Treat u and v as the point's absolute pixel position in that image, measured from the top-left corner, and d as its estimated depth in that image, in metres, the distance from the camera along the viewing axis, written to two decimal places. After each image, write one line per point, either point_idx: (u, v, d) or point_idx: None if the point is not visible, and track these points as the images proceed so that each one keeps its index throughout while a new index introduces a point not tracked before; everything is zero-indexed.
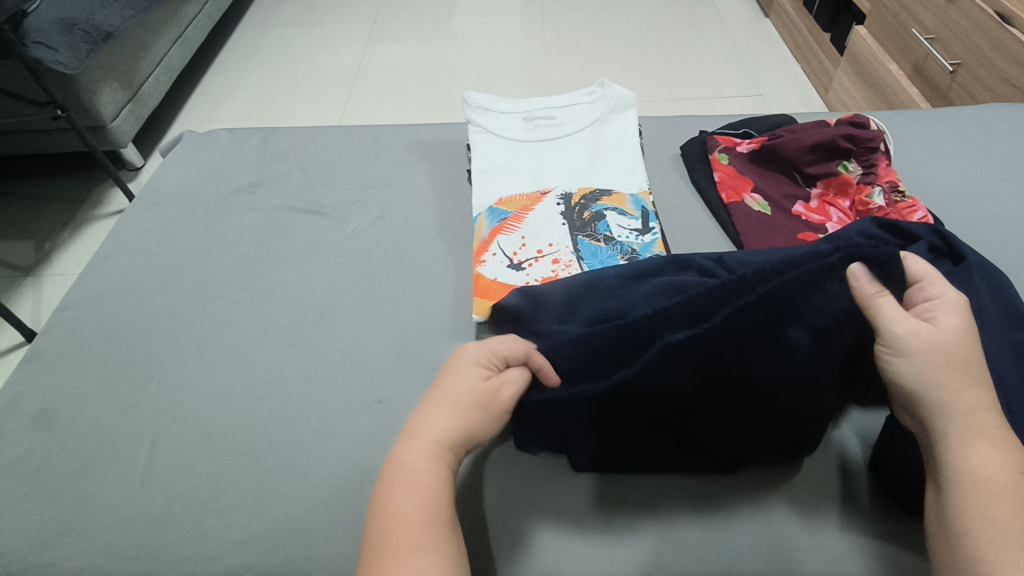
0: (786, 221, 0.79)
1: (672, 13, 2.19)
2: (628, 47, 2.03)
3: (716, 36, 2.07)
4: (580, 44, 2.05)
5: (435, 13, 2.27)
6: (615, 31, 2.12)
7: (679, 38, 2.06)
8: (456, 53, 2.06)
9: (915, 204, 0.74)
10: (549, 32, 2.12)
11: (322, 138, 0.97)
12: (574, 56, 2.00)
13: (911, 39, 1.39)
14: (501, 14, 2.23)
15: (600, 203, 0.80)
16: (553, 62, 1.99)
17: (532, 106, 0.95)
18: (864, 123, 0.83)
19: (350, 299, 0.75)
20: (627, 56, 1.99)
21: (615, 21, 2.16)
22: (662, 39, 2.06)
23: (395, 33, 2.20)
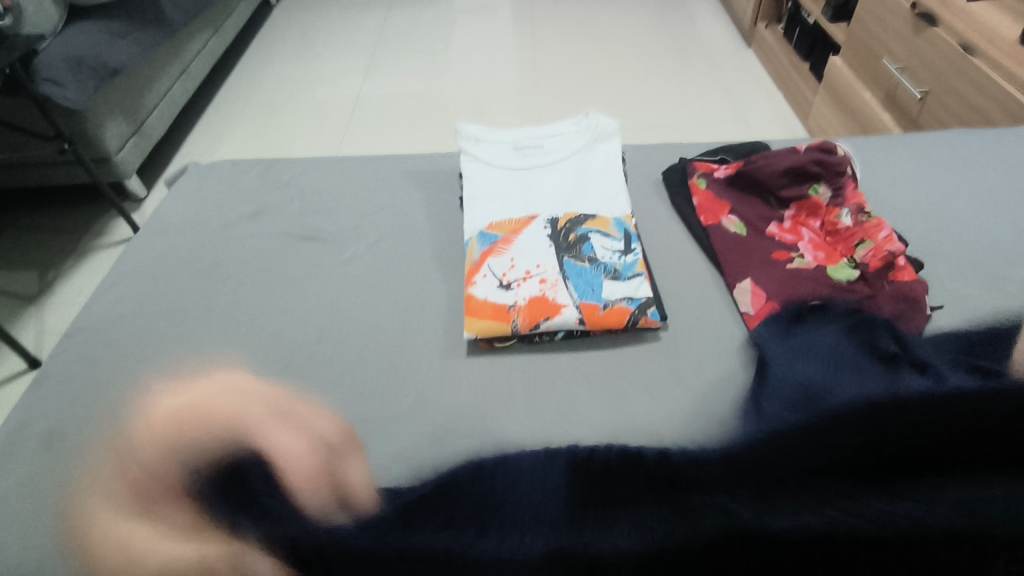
0: (762, 242, 0.83)
1: (658, 44, 2.28)
2: (616, 77, 2.11)
3: (700, 66, 2.15)
4: (570, 75, 2.12)
5: (431, 47, 2.35)
6: (603, 61, 2.20)
7: (665, 68, 2.13)
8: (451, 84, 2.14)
9: (880, 223, 0.79)
10: (540, 64, 2.19)
11: (321, 169, 1.02)
12: (564, 87, 2.07)
13: (883, 68, 1.45)
14: (494, 47, 2.31)
15: (585, 226, 0.84)
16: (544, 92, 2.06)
17: (521, 136, 0.99)
18: (831, 148, 0.87)
19: (347, 320, 0.78)
20: (615, 86, 2.07)
21: (604, 53, 2.24)
22: (649, 69, 2.13)
23: (392, 65, 2.27)
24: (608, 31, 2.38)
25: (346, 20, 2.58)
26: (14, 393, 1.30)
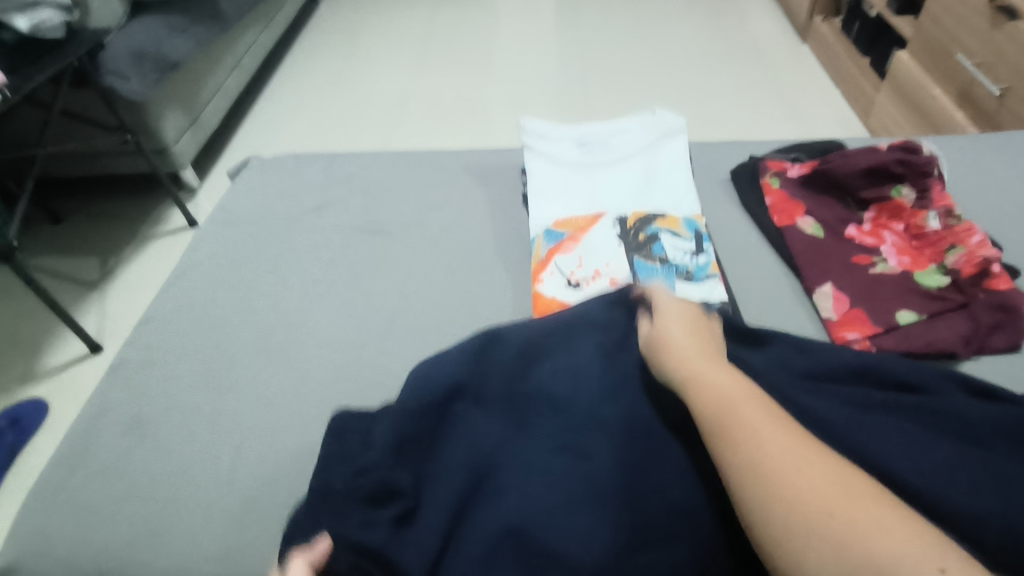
0: (839, 245, 0.80)
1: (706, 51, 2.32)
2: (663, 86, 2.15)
3: (758, 76, 2.15)
4: (615, 83, 2.20)
5: (473, 48, 2.44)
6: (658, 72, 2.24)
7: (710, 76, 2.18)
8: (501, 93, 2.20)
9: (972, 228, 0.75)
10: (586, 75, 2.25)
11: (384, 164, 1.03)
12: (609, 94, 2.15)
13: (954, 64, 1.40)
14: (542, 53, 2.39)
15: (655, 225, 0.81)
16: (596, 101, 2.13)
17: (584, 131, 0.96)
18: (916, 148, 0.84)
19: (415, 315, 0.79)
20: (665, 97, 2.10)
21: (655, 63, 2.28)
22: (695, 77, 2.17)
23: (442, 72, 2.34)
24: (660, 40, 2.41)
25: (396, 24, 2.64)
26: (81, 377, 1.34)
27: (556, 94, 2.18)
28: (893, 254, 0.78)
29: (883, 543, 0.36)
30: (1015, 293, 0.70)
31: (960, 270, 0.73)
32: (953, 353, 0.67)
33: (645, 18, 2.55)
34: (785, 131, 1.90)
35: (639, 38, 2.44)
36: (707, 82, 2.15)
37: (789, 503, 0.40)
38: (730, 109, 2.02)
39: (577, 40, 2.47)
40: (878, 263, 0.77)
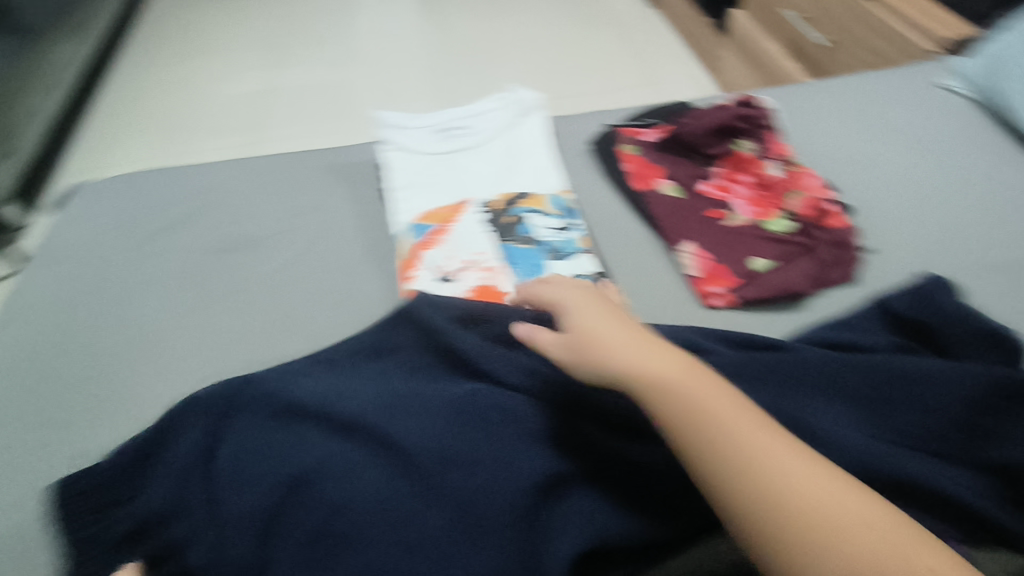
0: (698, 201, 0.83)
1: (564, 24, 2.35)
2: (526, 63, 2.16)
3: (614, 45, 2.21)
4: (479, 64, 2.18)
5: (329, 44, 2.32)
6: (520, 48, 2.24)
7: (570, 49, 2.21)
8: (363, 85, 2.11)
9: (806, 173, 0.82)
10: (450, 59, 2.21)
11: (229, 172, 0.93)
12: (475, 76, 2.13)
13: (784, 18, 1.50)
14: (401, 41, 2.32)
15: (521, 206, 0.80)
16: (462, 84, 2.10)
17: (442, 116, 0.92)
18: (752, 102, 0.88)
19: (284, 334, 0.73)
20: (531, 73, 2.11)
21: (516, 40, 2.29)
22: (557, 52, 2.20)
23: (297, 68, 2.20)
24: (518, 16, 2.41)
25: (238, 21, 2.46)
26: None
27: (420, 80, 2.12)
28: (745, 205, 0.81)
29: (810, 500, 0.43)
30: (848, 228, 0.77)
31: (801, 213, 0.78)
32: (803, 291, 0.72)
33: None
34: (647, 96, 1.98)
35: (497, 16, 2.43)
36: (567, 55, 2.19)
37: (757, 491, 0.44)
38: (592, 80, 2.06)
39: (435, 22, 2.42)
40: (732, 216, 0.81)
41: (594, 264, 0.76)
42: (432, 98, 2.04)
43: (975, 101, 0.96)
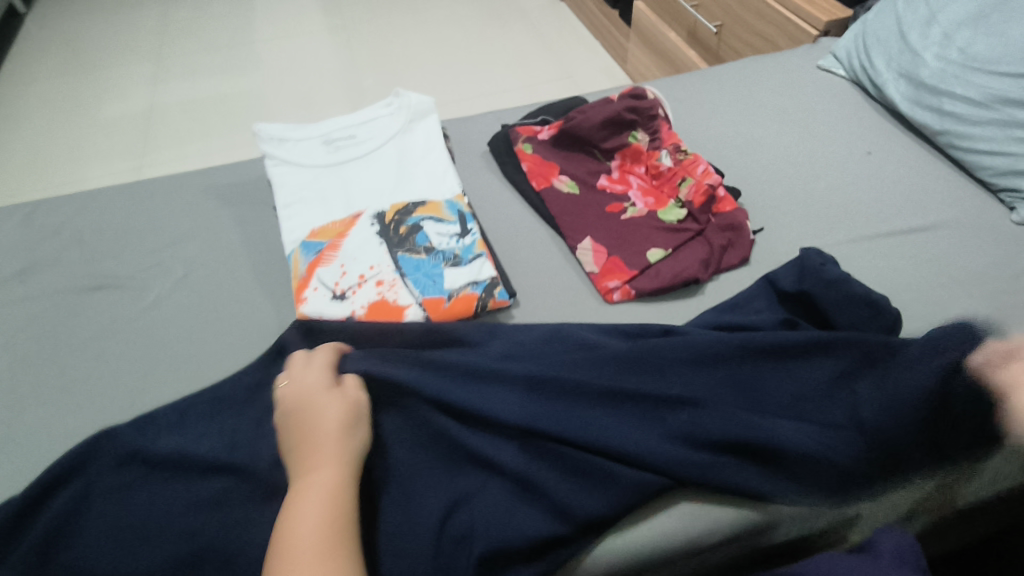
0: (595, 197, 0.83)
1: (474, 21, 2.33)
2: (437, 63, 2.13)
3: (525, 40, 2.21)
4: (389, 66, 2.14)
5: (231, 55, 2.23)
6: (430, 48, 2.21)
7: (481, 46, 2.20)
8: (270, 96, 2.04)
9: (696, 159, 0.81)
10: (359, 63, 2.16)
11: (105, 204, 0.88)
12: (386, 79, 2.08)
13: (679, 8, 1.53)
14: (307, 47, 2.25)
15: (415, 214, 0.77)
16: (373, 88, 2.05)
17: (330, 127, 0.88)
18: (641, 94, 0.89)
19: (169, 374, 0.69)
20: (444, 74, 2.08)
21: (426, 39, 2.25)
22: (468, 50, 2.18)
23: (197, 82, 2.10)
24: (426, 16, 2.38)
25: (130, 36, 2.32)
26: None
27: (330, 87, 2.06)
28: (639, 197, 0.82)
29: None
30: (739, 212, 0.78)
31: (693, 201, 0.78)
32: (697, 278, 0.73)
33: None
34: (560, 89, 1.98)
35: (405, 16, 2.39)
36: (479, 52, 2.17)
37: None
38: (504, 76, 2.06)
39: (342, 26, 2.35)
40: (628, 208, 0.81)
41: (493, 267, 0.73)
42: (343, 105, 1.99)
43: (851, 81, 1.01)
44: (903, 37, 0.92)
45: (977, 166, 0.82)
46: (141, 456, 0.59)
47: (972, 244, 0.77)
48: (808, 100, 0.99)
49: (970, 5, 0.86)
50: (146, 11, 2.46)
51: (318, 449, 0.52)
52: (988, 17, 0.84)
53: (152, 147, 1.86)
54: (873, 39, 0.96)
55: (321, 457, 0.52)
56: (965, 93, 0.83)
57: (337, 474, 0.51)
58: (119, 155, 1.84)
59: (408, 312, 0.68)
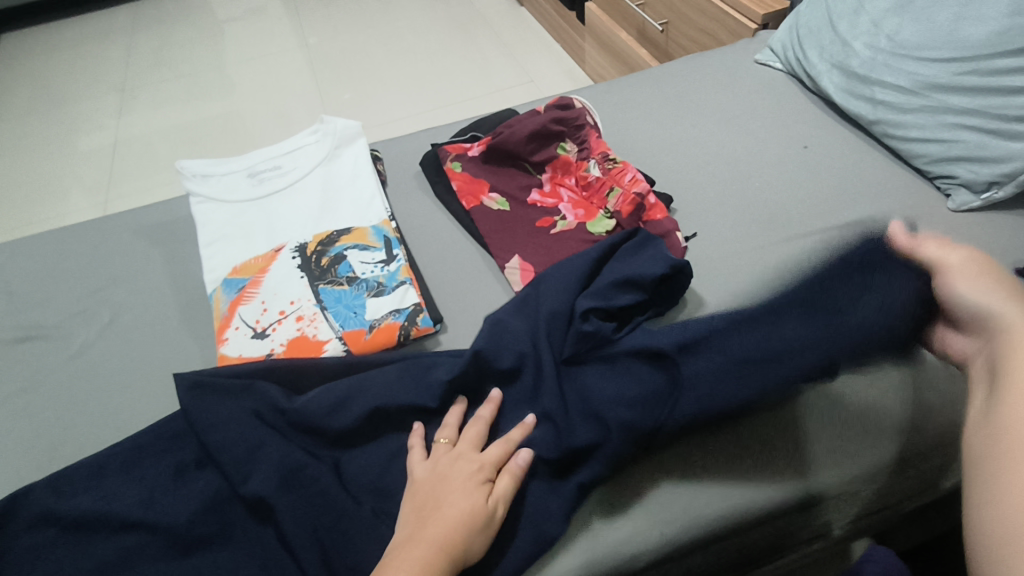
0: (524, 212, 0.81)
1: (435, 32, 2.32)
2: (399, 76, 2.12)
3: (486, 46, 2.20)
4: (350, 83, 2.12)
5: (192, 82, 2.22)
6: (391, 61, 2.20)
7: (442, 56, 2.18)
8: (232, 121, 2.03)
9: (624, 167, 0.79)
10: (320, 82, 2.14)
11: (32, 250, 0.86)
12: (347, 96, 2.07)
13: (627, 7, 1.51)
14: (268, 70, 2.24)
15: (339, 244, 0.76)
16: (335, 105, 2.03)
17: (255, 160, 0.87)
18: (568, 104, 0.87)
19: (90, 426, 0.67)
20: (405, 87, 2.07)
21: (386, 54, 2.24)
22: (429, 61, 2.17)
23: (162, 112, 2.09)
24: (388, 29, 2.37)
25: (92, 70, 2.31)
26: None
27: (292, 107, 2.05)
28: (570, 209, 0.80)
29: None
30: (668, 220, 0.76)
31: (621, 211, 0.76)
32: None
33: (370, 11, 2.49)
34: (522, 95, 1.97)
35: (367, 30, 2.38)
36: (441, 62, 2.16)
37: None
38: (467, 84, 2.04)
39: (307, 44, 2.34)
40: (558, 222, 0.79)
41: (418, 293, 0.72)
42: (306, 125, 1.97)
43: (789, 74, 0.99)
44: (834, 27, 0.91)
45: (913, 154, 0.80)
46: (54, 516, 0.57)
47: (910, 234, 0.75)
48: (745, 95, 0.97)
49: None
50: (111, 42, 2.46)
51: (415, 533, 0.49)
52: (914, 3, 0.82)
53: (117, 180, 1.85)
54: (805, 30, 0.95)
55: (413, 545, 0.48)
56: (896, 80, 0.81)
57: (426, 559, 0.47)
58: (84, 190, 1.82)
59: (328, 348, 0.67)
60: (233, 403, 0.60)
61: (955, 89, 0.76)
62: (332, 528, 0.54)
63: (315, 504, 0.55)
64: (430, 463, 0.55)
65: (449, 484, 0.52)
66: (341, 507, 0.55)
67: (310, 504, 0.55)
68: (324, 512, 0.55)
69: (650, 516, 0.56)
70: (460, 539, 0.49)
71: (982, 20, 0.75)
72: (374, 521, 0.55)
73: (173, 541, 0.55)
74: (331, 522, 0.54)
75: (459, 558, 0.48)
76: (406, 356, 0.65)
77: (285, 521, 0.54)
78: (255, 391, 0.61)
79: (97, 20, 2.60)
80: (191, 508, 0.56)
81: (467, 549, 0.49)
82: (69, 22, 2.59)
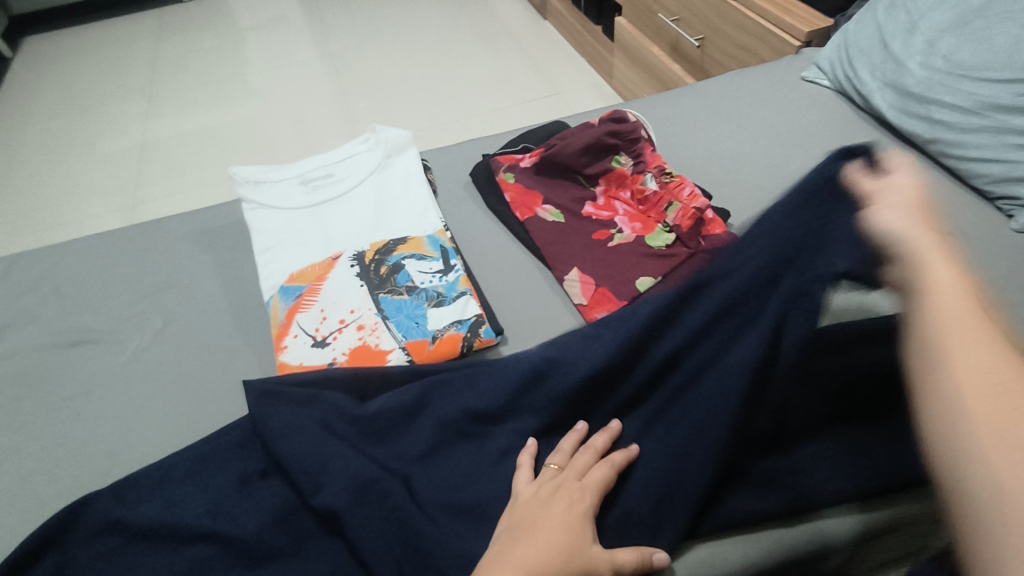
0: (580, 224, 0.81)
1: (459, 44, 2.33)
2: (424, 86, 2.13)
3: (511, 59, 2.21)
4: (376, 92, 2.13)
5: (218, 88, 2.23)
6: (417, 72, 2.21)
7: (467, 67, 2.20)
8: (258, 127, 2.04)
9: (682, 181, 0.79)
10: (345, 90, 2.15)
11: (81, 253, 0.86)
12: (373, 104, 2.08)
13: (661, 23, 1.52)
14: (293, 77, 2.25)
15: (396, 253, 0.75)
16: (361, 114, 2.04)
17: (306, 167, 0.87)
18: (622, 117, 0.87)
19: (148, 432, 0.67)
20: (431, 97, 2.08)
21: (411, 64, 2.25)
22: (454, 72, 2.18)
23: (188, 117, 2.10)
24: (413, 40, 2.38)
25: (118, 74, 2.33)
26: None
27: (318, 115, 2.06)
28: (626, 222, 0.80)
29: None
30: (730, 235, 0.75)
31: (681, 225, 0.75)
32: None
33: (394, 22, 2.51)
34: (549, 107, 1.98)
35: (392, 40, 2.40)
36: (466, 73, 2.17)
37: None
38: (493, 95, 2.06)
39: (332, 53, 2.36)
40: (615, 235, 0.79)
41: (478, 304, 0.71)
42: (332, 133, 1.98)
43: (836, 92, 0.99)
44: (885, 46, 0.91)
45: (971, 173, 0.80)
46: (119, 526, 0.55)
47: (973, 254, 0.74)
48: (794, 112, 0.97)
49: (952, 12, 0.85)
50: (136, 48, 2.47)
51: (505, 551, 0.46)
52: (970, 24, 0.82)
53: (145, 183, 1.85)
54: (855, 48, 0.95)
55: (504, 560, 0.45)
56: (954, 99, 0.81)
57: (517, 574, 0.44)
58: (112, 193, 1.83)
59: (391, 358, 0.66)
60: (301, 411, 0.60)
61: (1017, 110, 0.75)
62: (408, 543, 0.52)
63: (388, 516, 0.53)
64: (537, 484, 0.53)
65: (551, 510, 0.49)
66: (415, 519, 0.53)
67: (382, 516, 0.53)
68: (398, 524, 0.53)
69: (731, 547, 0.55)
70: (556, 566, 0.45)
71: None
72: (454, 534, 0.53)
73: (244, 551, 0.54)
74: (406, 538, 0.52)
75: None
76: (473, 367, 0.65)
77: (359, 532, 0.52)
78: (323, 401, 0.61)
79: (122, 25, 2.62)
80: (260, 521, 0.55)
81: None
82: (95, 27, 2.61)
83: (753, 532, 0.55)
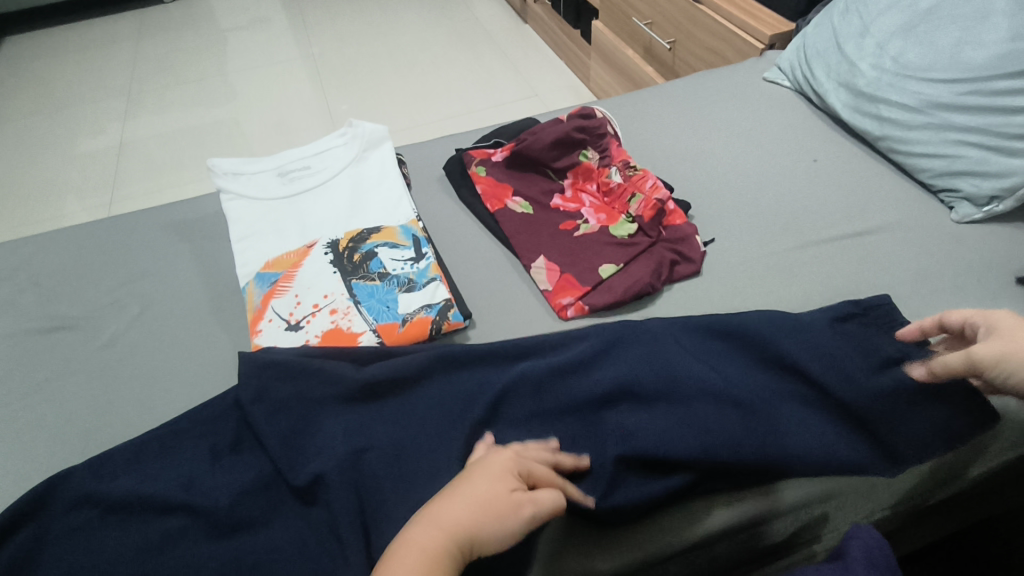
0: (548, 215, 0.84)
1: (440, 46, 2.36)
2: (405, 87, 2.16)
3: (491, 60, 2.25)
4: (357, 92, 2.16)
5: (199, 88, 2.24)
6: (398, 73, 2.24)
7: (448, 69, 2.23)
8: (239, 126, 2.05)
9: (645, 174, 0.83)
10: (327, 91, 2.18)
11: (60, 243, 0.87)
12: (354, 105, 2.10)
13: (634, 26, 1.56)
14: (275, 77, 2.27)
15: (370, 241, 0.78)
16: (342, 114, 2.07)
17: (284, 161, 0.90)
18: (589, 114, 0.91)
19: (124, 412, 0.68)
20: (413, 97, 2.11)
21: (392, 66, 2.28)
22: (436, 73, 2.22)
23: (169, 117, 2.11)
24: (395, 42, 2.41)
25: (99, 74, 2.33)
26: None
27: (300, 115, 2.08)
28: (592, 213, 0.84)
29: None
30: (688, 225, 0.80)
31: (642, 215, 0.80)
32: (650, 290, 0.74)
33: (376, 23, 2.53)
34: (528, 108, 2.02)
35: (374, 42, 2.42)
36: (447, 75, 2.20)
37: None
38: (473, 96, 2.09)
39: (314, 54, 2.38)
40: (581, 225, 0.82)
41: (447, 290, 0.74)
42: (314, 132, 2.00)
43: (797, 92, 1.04)
44: (840, 48, 0.95)
45: (917, 168, 0.85)
46: (96, 498, 0.58)
47: (916, 243, 0.79)
48: (755, 111, 1.01)
49: (902, 15, 0.89)
50: (117, 47, 2.47)
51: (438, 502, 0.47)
52: (917, 27, 0.87)
53: (126, 180, 1.86)
54: (813, 51, 0.99)
55: (436, 509, 0.46)
56: (901, 98, 0.86)
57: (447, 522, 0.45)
58: (92, 190, 1.84)
59: (363, 339, 0.69)
60: (284, 386, 0.62)
61: (958, 108, 0.80)
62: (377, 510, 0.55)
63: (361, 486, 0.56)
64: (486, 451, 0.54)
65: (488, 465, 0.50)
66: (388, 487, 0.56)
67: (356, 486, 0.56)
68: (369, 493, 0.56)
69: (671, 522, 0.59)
70: (486, 515, 0.45)
71: (984, 44, 0.79)
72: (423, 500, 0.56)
73: (218, 521, 0.56)
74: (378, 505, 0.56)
75: (478, 532, 0.45)
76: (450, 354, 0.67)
77: (333, 500, 0.55)
78: (301, 377, 0.63)
79: (103, 26, 2.62)
80: (234, 492, 0.58)
81: (488, 532, 0.45)
82: (75, 26, 2.61)
83: (698, 504, 0.59)
